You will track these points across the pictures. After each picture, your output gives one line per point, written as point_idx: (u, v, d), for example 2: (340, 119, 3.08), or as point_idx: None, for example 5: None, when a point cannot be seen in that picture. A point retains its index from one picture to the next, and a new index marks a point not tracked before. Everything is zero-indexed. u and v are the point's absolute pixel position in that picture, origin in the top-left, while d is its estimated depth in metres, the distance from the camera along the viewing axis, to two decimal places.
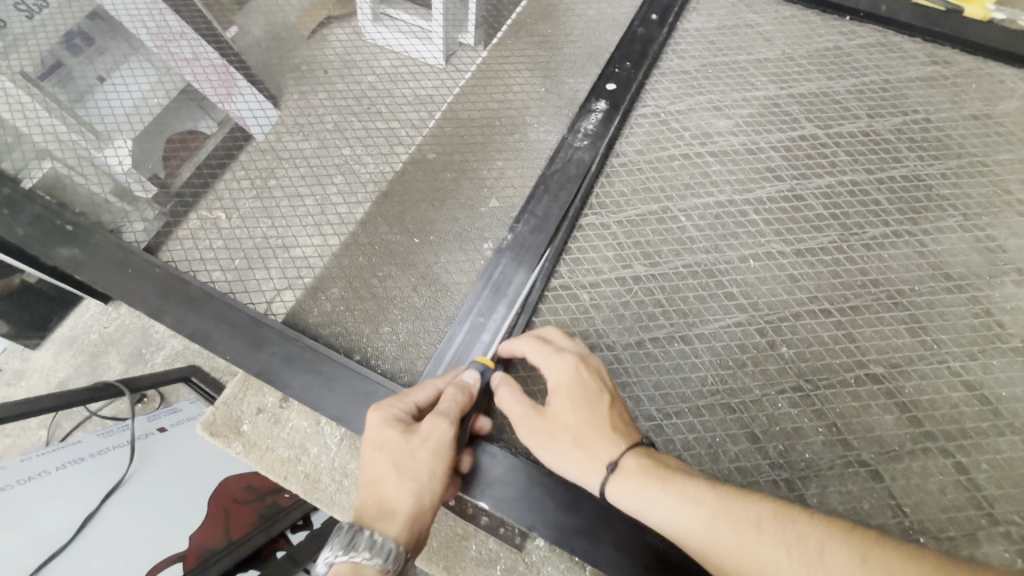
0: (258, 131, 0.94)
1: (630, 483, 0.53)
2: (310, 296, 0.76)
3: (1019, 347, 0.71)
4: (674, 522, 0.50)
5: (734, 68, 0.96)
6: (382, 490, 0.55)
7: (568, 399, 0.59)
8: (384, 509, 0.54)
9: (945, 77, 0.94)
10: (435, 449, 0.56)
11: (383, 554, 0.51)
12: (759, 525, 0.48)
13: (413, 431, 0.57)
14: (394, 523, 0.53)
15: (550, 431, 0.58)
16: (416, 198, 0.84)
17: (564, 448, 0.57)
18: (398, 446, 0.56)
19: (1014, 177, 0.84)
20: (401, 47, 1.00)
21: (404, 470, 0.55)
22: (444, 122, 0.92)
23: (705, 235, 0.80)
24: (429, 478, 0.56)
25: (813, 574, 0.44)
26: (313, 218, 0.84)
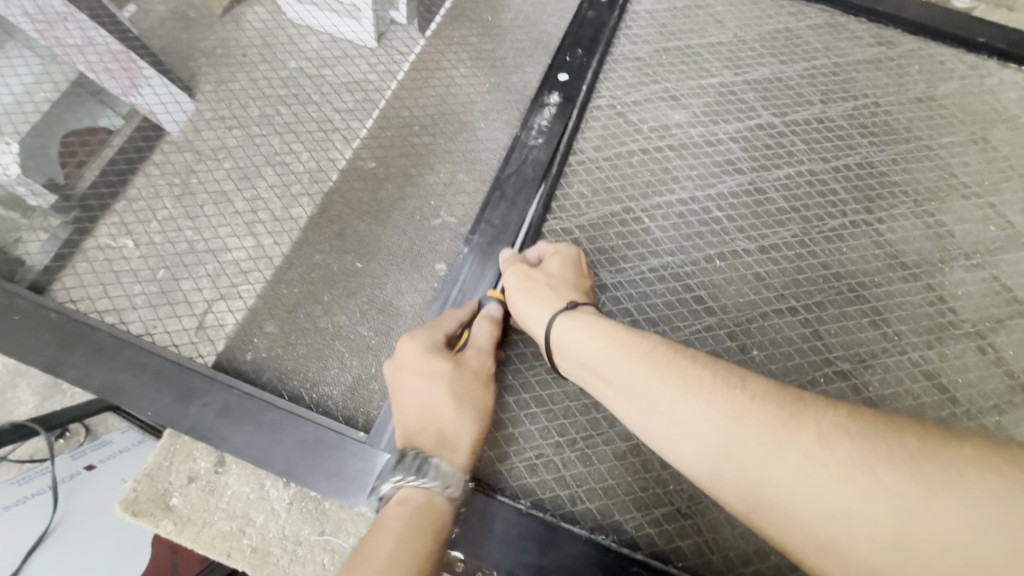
0: (171, 129, 0.82)
1: (585, 314, 0.57)
2: (244, 333, 0.68)
3: (970, 333, 0.73)
4: (614, 348, 0.53)
5: (688, 54, 0.92)
6: (437, 416, 0.55)
7: (559, 258, 0.65)
8: (441, 438, 0.54)
9: (891, 59, 0.95)
10: (482, 380, 0.60)
11: (450, 477, 0.51)
12: (692, 357, 0.50)
13: (463, 364, 0.59)
14: (453, 452, 0.53)
15: (531, 280, 0.63)
16: (358, 212, 0.76)
17: (538, 291, 0.62)
18: (451, 375, 0.57)
19: (957, 161, 0.86)
20: (320, 24, 0.89)
21: (461, 398, 0.57)
22: (383, 123, 0.83)
23: (670, 235, 0.76)
24: (480, 407, 0.58)
25: (728, 392, 0.45)
26: (241, 243, 0.74)
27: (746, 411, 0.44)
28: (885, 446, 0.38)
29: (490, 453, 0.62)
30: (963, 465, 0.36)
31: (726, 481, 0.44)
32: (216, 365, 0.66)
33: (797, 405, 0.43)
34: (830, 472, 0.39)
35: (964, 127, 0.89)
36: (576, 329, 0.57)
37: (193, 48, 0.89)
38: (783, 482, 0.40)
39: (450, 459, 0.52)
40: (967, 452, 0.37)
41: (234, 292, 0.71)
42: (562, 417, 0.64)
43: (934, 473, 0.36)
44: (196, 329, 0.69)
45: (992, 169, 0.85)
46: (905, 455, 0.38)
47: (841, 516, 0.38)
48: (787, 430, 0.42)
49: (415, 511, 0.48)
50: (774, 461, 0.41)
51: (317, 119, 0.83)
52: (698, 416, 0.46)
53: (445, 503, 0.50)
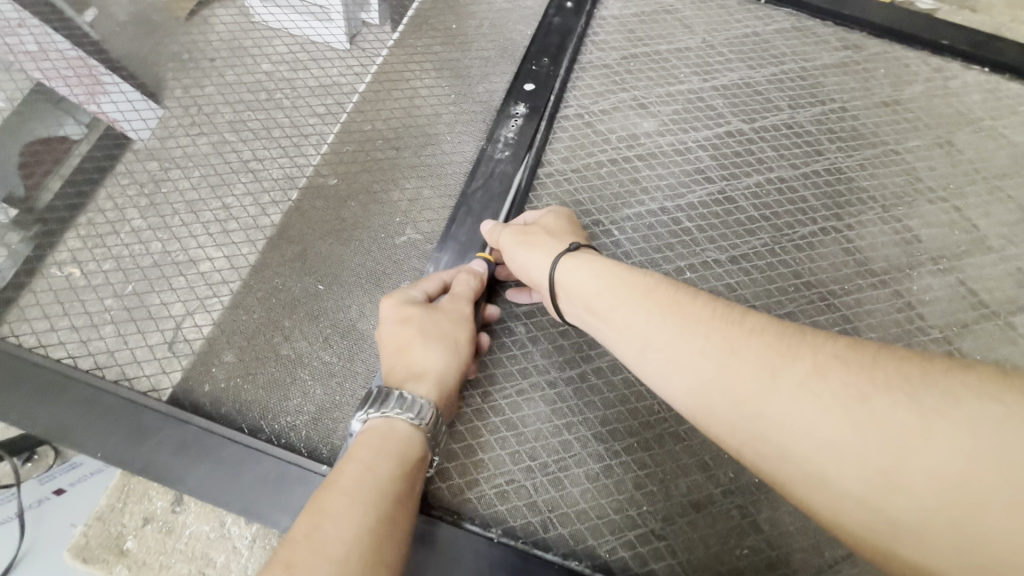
0: (135, 135, 0.78)
1: (593, 258, 0.56)
2: (201, 363, 0.65)
3: (938, 339, 0.73)
4: (612, 288, 0.52)
5: (656, 60, 0.91)
6: (408, 355, 0.55)
7: (554, 216, 0.65)
8: (412, 373, 0.54)
9: (857, 63, 0.95)
10: (457, 321, 0.59)
11: (415, 407, 0.50)
12: (689, 294, 0.49)
13: (437, 307, 0.59)
14: (423, 385, 0.53)
15: (529, 232, 0.62)
16: (320, 232, 0.73)
17: (531, 240, 0.61)
18: (422, 316, 0.57)
19: (923, 165, 0.86)
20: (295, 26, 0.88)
21: (433, 335, 0.56)
22: (346, 138, 0.80)
23: (640, 248, 0.75)
24: (456, 346, 0.57)
25: (725, 328, 0.45)
26: (198, 266, 0.71)
27: (742, 344, 0.43)
28: (884, 374, 0.38)
29: (460, 480, 0.61)
30: (963, 390, 0.35)
31: (720, 418, 0.43)
32: (173, 398, 0.63)
33: (795, 337, 0.42)
34: (827, 401, 0.38)
35: (929, 130, 0.89)
36: (579, 270, 0.56)
37: (142, 58, 0.85)
38: (776, 412, 0.40)
39: (418, 391, 0.52)
40: (967, 377, 0.36)
41: (190, 319, 0.68)
42: (534, 439, 0.63)
43: (931, 401, 0.36)
44: (148, 361, 0.65)
45: (957, 172, 0.86)
46: (906, 381, 0.37)
47: (834, 445, 0.37)
48: (783, 361, 0.41)
49: (384, 441, 0.48)
50: (769, 393, 0.41)
51: (276, 135, 0.80)
52: (693, 353, 0.45)
53: (412, 435, 0.49)
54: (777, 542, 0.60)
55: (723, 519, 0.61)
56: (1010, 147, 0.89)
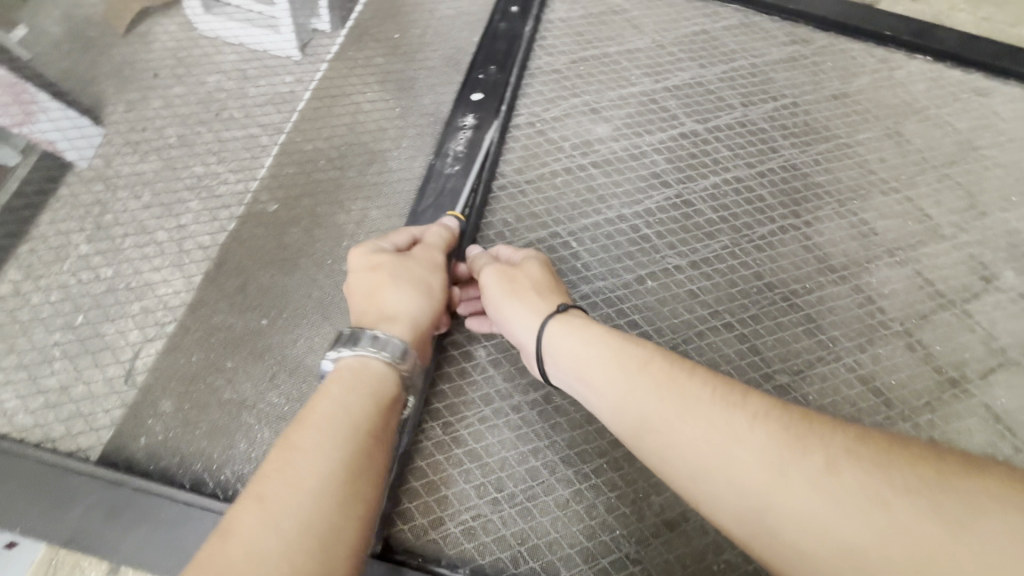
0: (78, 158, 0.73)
1: (584, 327, 0.54)
2: (134, 416, 0.60)
3: (899, 331, 0.73)
4: (608, 359, 0.51)
5: (606, 63, 0.89)
6: (381, 301, 0.54)
7: (535, 261, 0.61)
8: (387, 316, 0.53)
9: (805, 57, 0.95)
10: (430, 269, 0.59)
11: (393, 345, 0.50)
12: (689, 371, 0.48)
13: (409, 256, 0.59)
14: (391, 323, 0.53)
15: (513, 284, 0.59)
16: (262, 263, 0.69)
17: (516, 292, 0.59)
18: (394, 263, 0.57)
19: (874, 156, 0.86)
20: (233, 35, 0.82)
21: (405, 280, 0.56)
22: (285, 160, 0.76)
23: (599, 259, 0.73)
24: (430, 293, 0.57)
25: (728, 411, 0.44)
26: (127, 310, 0.65)
27: (750, 432, 0.42)
28: (898, 476, 0.37)
29: (424, 519, 0.57)
30: (985, 500, 0.35)
31: (728, 508, 0.42)
32: (103, 458, 0.58)
33: (803, 427, 0.42)
34: (841, 502, 0.37)
35: (879, 122, 0.90)
36: (570, 337, 0.54)
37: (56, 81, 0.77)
38: (787, 507, 0.39)
39: (393, 332, 0.52)
40: (986, 485, 0.35)
41: (118, 368, 0.62)
42: (498, 468, 0.60)
43: (950, 507, 0.35)
44: (74, 418, 0.60)
45: (907, 162, 0.87)
46: (920, 485, 0.36)
47: (850, 547, 0.36)
48: (793, 453, 0.40)
49: (355, 378, 0.47)
50: (780, 487, 0.40)
51: (209, 159, 0.75)
52: (697, 438, 0.44)
53: (389, 373, 0.49)
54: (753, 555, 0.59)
55: (697, 536, 0.59)
56: (956, 135, 0.90)
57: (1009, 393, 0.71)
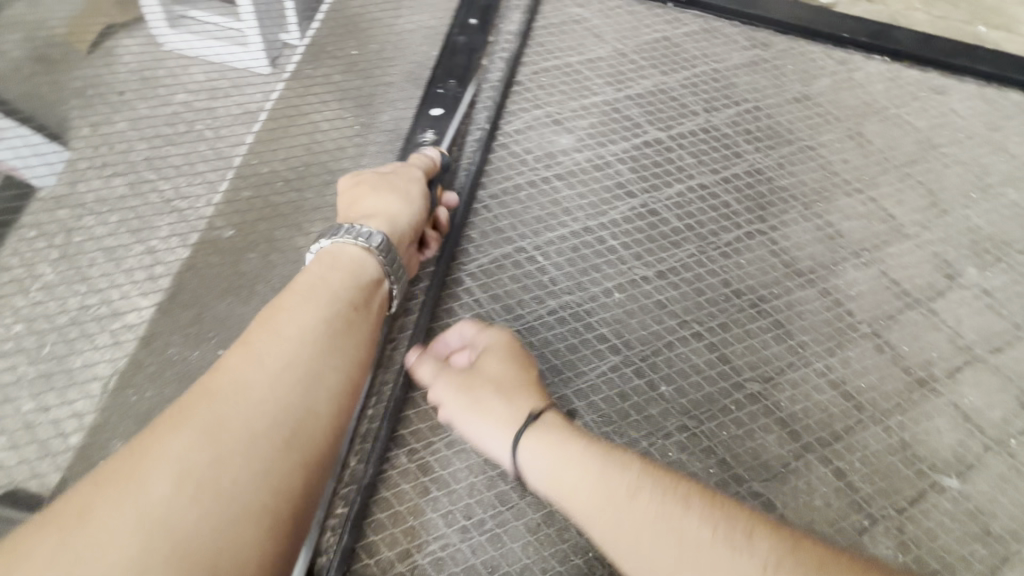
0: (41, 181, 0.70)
1: (552, 436, 0.53)
2: (82, 460, 0.57)
3: (867, 333, 0.74)
4: (596, 486, 0.48)
5: (568, 73, 0.89)
6: (361, 208, 0.62)
7: (493, 355, 0.60)
8: (365, 215, 0.61)
9: (766, 61, 0.95)
10: (407, 181, 0.65)
11: (369, 236, 0.58)
12: (685, 502, 0.45)
13: (391, 171, 0.66)
14: (367, 221, 0.60)
15: (475, 390, 0.58)
16: (217, 293, 0.67)
17: (478, 402, 0.57)
18: (373, 177, 0.65)
19: (838, 158, 0.87)
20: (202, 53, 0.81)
21: (384, 188, 0.63)
22: (240, 183, 0.73)
23: (566, 273, 0.72)
24: (408, 199, 0.64)
25: (734, 557, 0.42)
26: (72, 346, 0.62)
27: None
28: None
29: (390, 551, 0.56)
30: None
31: None
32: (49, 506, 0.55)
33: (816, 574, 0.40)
34: None
35: (840, 123, 0.90)
36: (541, 456, 0.52)
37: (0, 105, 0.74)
38: None
39: (369, 225, 0.59)
40: None
41: (63, 409, 0.59)
42: (467, 494, 0.59)
43: None
44: (15, 464, 0.56)
45: (870, 163, 0.87)
46: None
47: None
48: None
49: (335, 260, 0.56)
50: None
51: (160, 184, 0.72)
52: None
53: (365, 257, 0.57)
54: None
55: None
56: (916, 134, 0.91)
57: (976, 391, 0.71)
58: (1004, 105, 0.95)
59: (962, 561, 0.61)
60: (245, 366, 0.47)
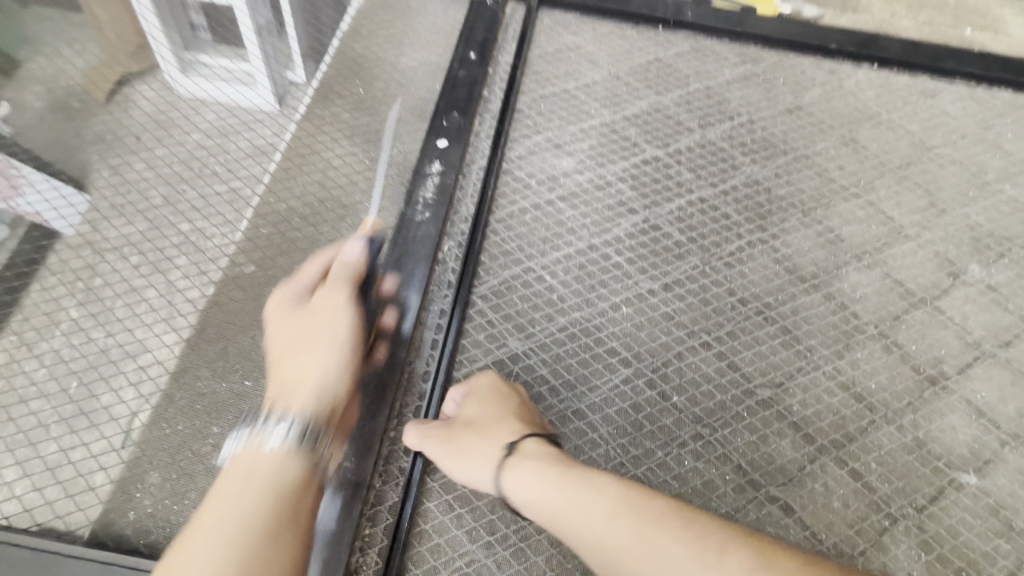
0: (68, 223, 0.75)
1: (528, 463, 0.53)
2: (121, 493, 0.60)
3: (874, 334, 0.75)
4: (570, 507, 0.49)
5: (566, 99, 0.92)
6: (283, 376, 0.56)
7: (473, 400, 0.62)
8: (288, 387, 0.55)
9: (757, 75, 0.98)
10: (332, 313, 0.59)
11: (289, 427, 0.51)
12: (655, 513, 0.46)
13: (311, 308, 0.59)
14: (294, 391, 0.54)
15: (456, 433, 0.59)
16: (241, 327, 0.70)
17: (457, 444, 0.58)
18: (294, 324, 0.58)
19: (833, 165, 0.89)
20: (212, 93, 0.85)
21: (302, 347, 0.57)
22: (260, 221, 0.77)
23: (573, 290, 0.75)
24: (333, 344, 0.57)
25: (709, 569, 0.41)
26: (111, 384, 0.66)
27: None
28: None
29: (418, 570, 0.57)
30: None
31: None
32: (92, 539, 0.58)
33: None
34: None
35: (833, 130, 0.93)
36: (522, 488, 0.52)
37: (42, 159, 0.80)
38: None
39: (292, 405, 0.53)
40: None
41: (103, 445, 0.62)
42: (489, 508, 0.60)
43: None
44: (62, 500, 0.60)
45: (866, 167, 0.89)
46: None
47: None
48: None
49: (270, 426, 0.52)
50: None
51: (186, 225, 0.76)
52: None
53: (289, 452, 0.51)
54: None
55: None
56: (909, 137, 0.93)
57: (988, 386, 0.72)
58: (995, 104, 0.98)
59: (986, 557, 0.61)
60: (197, 543, 0.44)
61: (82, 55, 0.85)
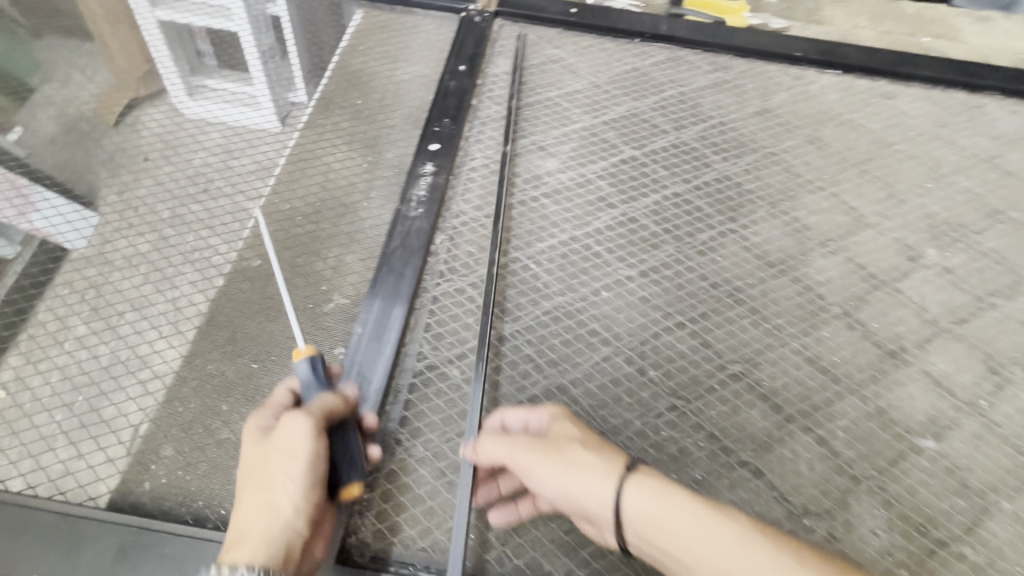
0: (74, 245, 0.80)
1: (661, 479, 0.52)
2: (137, 464, 0.65)
3: (839, 314, 0.80)
4: (701, 527, 0.48)
5: (549, 106, 0.99)
6: (240, 519, 0.53)
7: (561, 420, 0.61)
8: (241, 537, 0.52)
9: (728, 81, 1.06)
10: (288, 450, 0.55)
11: None
12: (790, 544, 0.47)
13: (270, 444, 0.56)
14: (246, 542, 0.51)
15: (556, 447, 0.57)
16: (248, 315, 0.75)
17: (570, 456, 0.56)
18: (255, 462, 0.55)
19: (799, 161, 0.96)
20: (215, 114, 0.94)
21: (259, 489, 0.54)
22: (266, 220, 0.84)
23: (556, 277, 0.80)
24: (286, 487, 0.53)
25: None
26: (130, 366, 0.71)
27: None
28: None
29: (413, 529, 0.62)
30: None
31: None
32: (111, 505, 0.62)
33: None
34: None
35: (799, 130, 1.00)
36: (643, 501, 0.51)
37: (71, 172, 0.88)
38: None
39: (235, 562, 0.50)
40: None
41: (123, 423, 0.68)
42: (481, 474, 0.66)
43: None
44: (83, 471, 0.65)
45: (830, 163, 0.96)
46: None
47: None
48: None
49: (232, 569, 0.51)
50: None
51: (199, 227, 0.83)
52: None
53: None
54: None
55: None
56: (871, 135, 1.00)
57: (945, 359, 0.77)
58: (951, 104, 1.05)
59: (944, 514, 0.66)
60: None
61: (115, 84, 0.96)
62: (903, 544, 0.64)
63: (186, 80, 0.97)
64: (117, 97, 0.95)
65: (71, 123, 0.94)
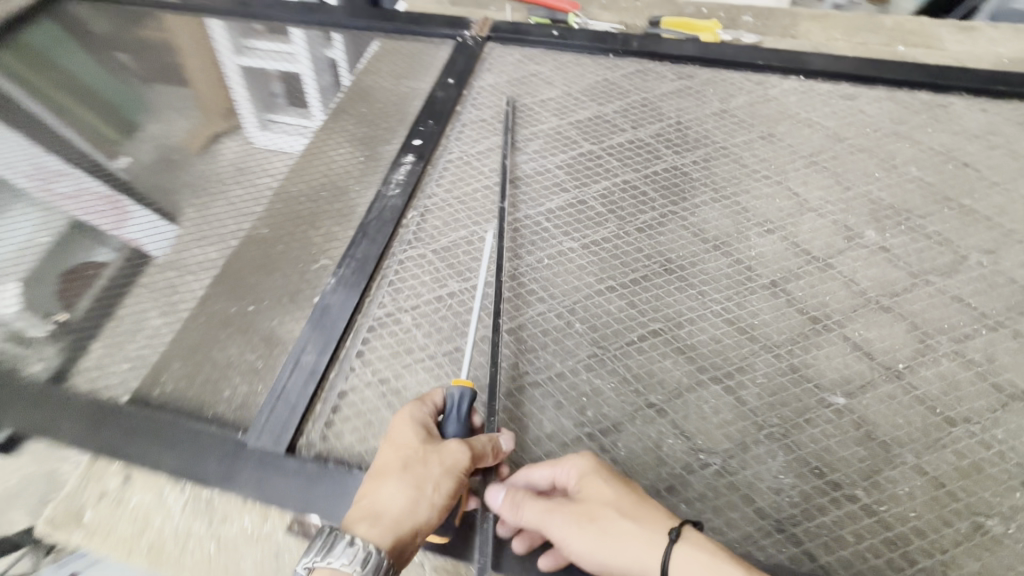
0: (156, 252, 0.97)
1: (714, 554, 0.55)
2: (152, 375, 0.82)
3: (766, 284, 0.86)
4: None
5: (523, 111, 1.14)
6: (376, 500, 0.59)
7: (592, 480, 0.62)
8: (374, 516, 0.58)
9: (691, 88, 1.16)
10: (448, 468, 0.61)
11: (352, 558, 0.53)
12: None
13: (431, 451, 0.62)
14: (382, 524, 0.57)
15: (588, 516, 0.60)
16: (251, 269, 0.93)
17: (606, 528, 0.59)
18: (408, 456, 0.61)
19: (749, 154, 1.03)
20: (283, 145, 1.13)
21: (405, 484, 0.60)
22: (277, 200, 1.02)
23: (506, 247, 0.92)
24: (429, 497, 0.59)
25: None
26: (158, 305, 0.90)
27: None
28: None
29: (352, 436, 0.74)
30: None
31: None
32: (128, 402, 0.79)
33: None
34: None
35: (753, 128, 1.07)
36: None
37: (138, 167, 1.12)
38: None
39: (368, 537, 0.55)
40: None
41: (147, 345, 0.85)
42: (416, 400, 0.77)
43: None
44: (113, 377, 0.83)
45: (780, 156, 1.03)
46: None
47: None
48: None
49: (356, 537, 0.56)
50: None
51: (226, 204, 1.03)
52: None
53: None
54: (621, 459, 0.71)
55: (572, 444, 0.72)
56: (824, 131, 1.06)
57: (868, 327, 0.80)
58: (912, 104, 1.09)
59: (843, 461, 0.69)
60: None
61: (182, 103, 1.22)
62: (796, 484, 0.68)
63: (258, 120, 1.18)
64: (182, 113, 1.21)
65: (143, 130, 1.19)
